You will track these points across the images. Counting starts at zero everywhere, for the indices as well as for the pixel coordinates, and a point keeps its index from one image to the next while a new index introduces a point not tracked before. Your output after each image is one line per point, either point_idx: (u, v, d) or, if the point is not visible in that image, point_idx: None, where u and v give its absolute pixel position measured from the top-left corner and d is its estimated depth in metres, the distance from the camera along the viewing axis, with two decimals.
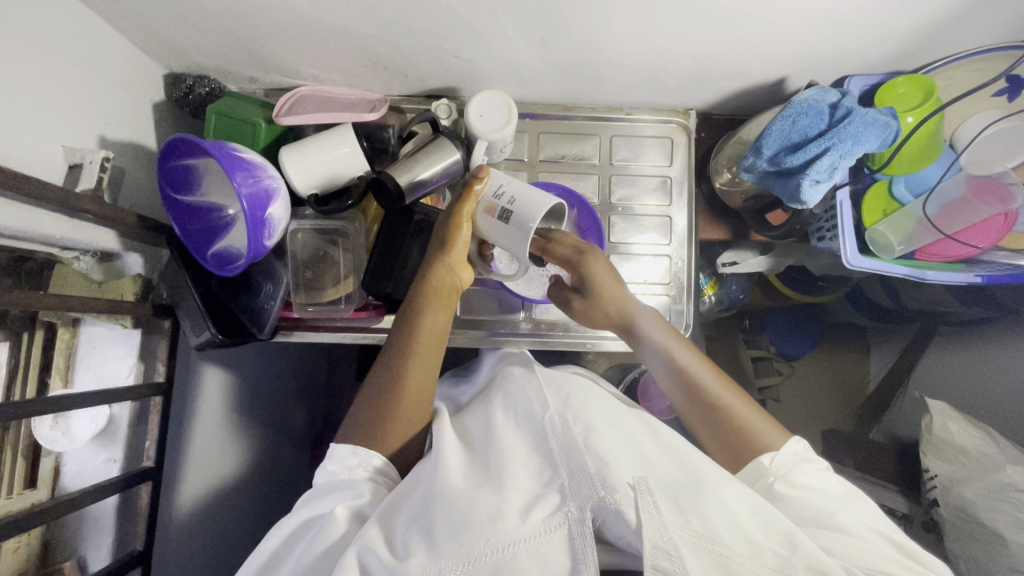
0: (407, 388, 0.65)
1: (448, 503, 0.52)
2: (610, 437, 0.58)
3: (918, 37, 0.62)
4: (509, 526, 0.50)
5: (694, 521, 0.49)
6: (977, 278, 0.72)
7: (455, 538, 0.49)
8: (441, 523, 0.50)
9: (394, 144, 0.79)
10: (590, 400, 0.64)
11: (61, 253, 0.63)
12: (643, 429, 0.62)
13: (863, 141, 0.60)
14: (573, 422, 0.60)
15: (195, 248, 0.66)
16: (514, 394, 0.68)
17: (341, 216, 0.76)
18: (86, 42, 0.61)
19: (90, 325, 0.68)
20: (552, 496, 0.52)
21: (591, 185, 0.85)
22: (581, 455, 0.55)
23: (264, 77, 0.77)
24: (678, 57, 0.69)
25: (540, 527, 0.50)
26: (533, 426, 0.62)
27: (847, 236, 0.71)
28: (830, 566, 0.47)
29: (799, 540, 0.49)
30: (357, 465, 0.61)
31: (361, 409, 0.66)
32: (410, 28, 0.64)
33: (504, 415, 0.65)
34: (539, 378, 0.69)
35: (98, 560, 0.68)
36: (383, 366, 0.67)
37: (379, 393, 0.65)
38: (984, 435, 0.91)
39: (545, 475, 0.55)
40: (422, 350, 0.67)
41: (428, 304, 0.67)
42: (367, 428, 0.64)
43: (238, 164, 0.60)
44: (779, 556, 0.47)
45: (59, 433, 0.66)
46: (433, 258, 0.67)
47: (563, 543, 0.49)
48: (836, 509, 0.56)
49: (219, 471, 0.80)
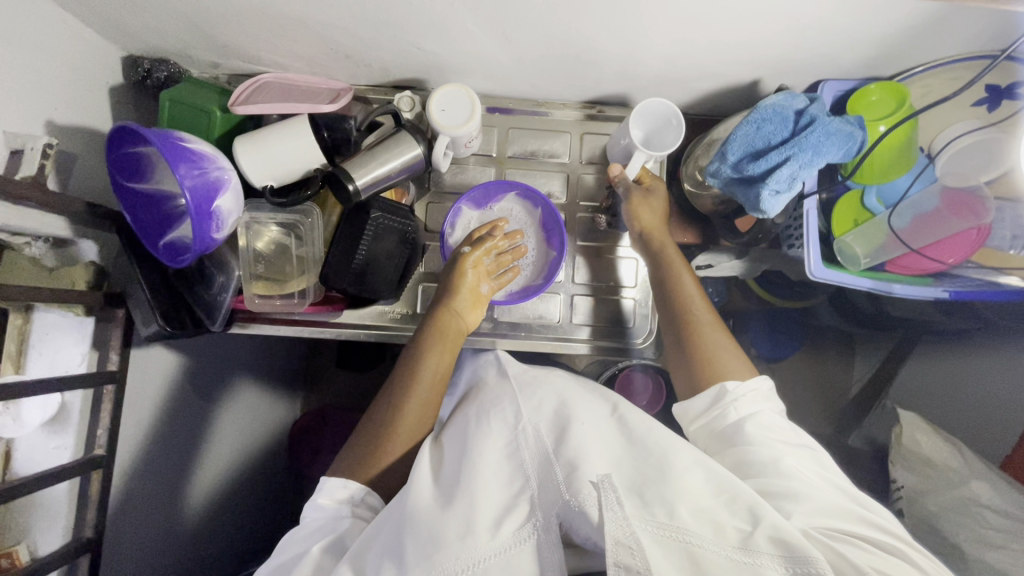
0: (405, 416, 0.65)
1: (416, 523, 0.51)
2: (580, 432, 0.57)
3: (892, 42, 0.60)
4: (478, 541, 0.49)
5: (660, 514, 0.48)
6: (945, 294, 0.69)
7: (425, 560, 0.48)
8: (410, 546, 0.49)
9: (356, 135, 0.75)
10: (570, 404, 0.62)
11: (12, 238, 0.61)
12: (613, 427, 0.60)
13: (825, 152, 0.57)
14: (546, 429, 0.59)
15: (145, 237, 0.66)
16: (488, 402, 0.63)
17: (298, 208, 0.72)
18: (34, 22, 0.60)
19: (43, 310, 0.66)
20: (522, 506, 0.52)
21: (561, 183, 0.83)
22: (552, 463, 0.54)
23: (226, 62, 0.75)
24: (647, 55, 0.67)
25: (510, 540, 0.50)
26: (505, 435, 0.58)
27: (810, 246, 0.68)
28: (791, 528, 0.47)
29: (761, 512, 0.48)
30: (348, 498, 0.60)
31: (369, 429, 0.66)
32: (367, 17, 0.62)
33: (479, 421, 0.61)
34: (512, 386, 0.66)
35: (48, 544, 0.68)
36: (389, 393, 0.68)
37: (383, 409, 0.66)
38: (953, 448, 0.91)
39: (516, 485, 0.54)
40: (423, 391, 0.67)
41: (436, 345, 0.69)
42: (354, 464, 0.64)
43: (181, 155, 0.58)
44: (743, 535, 0.47)
45: (9, 418, 0.63)
46: (441, 303, 0.72)
47: (531, 554, 0.49)
48: (786, 454, 0.59)
49: (151, 451, 0.82)
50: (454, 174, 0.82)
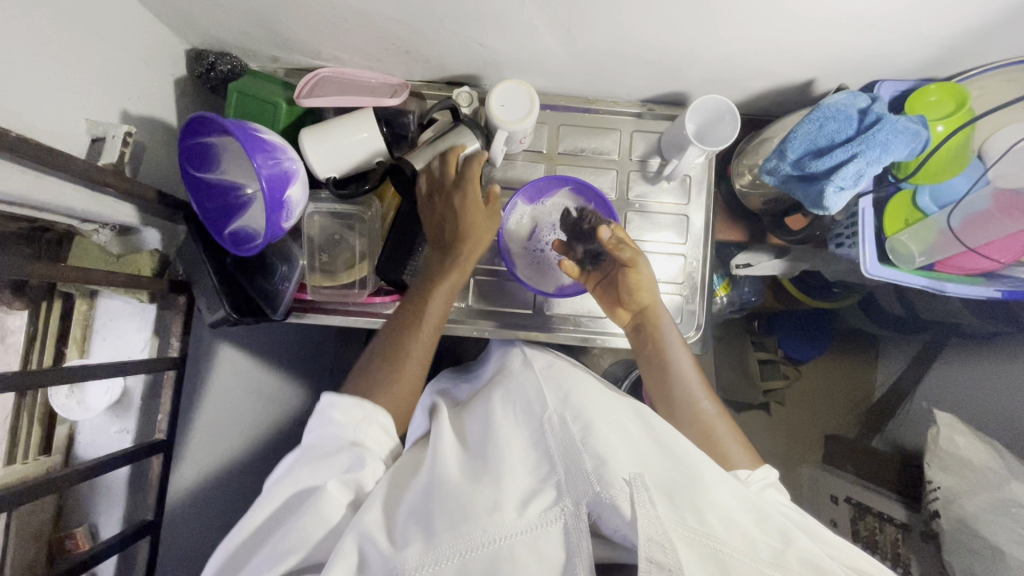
0: (412, 342, 0.68)
1: (444, 497, 0.51)
2: (607, 433, 0.55)
3: (953, 44, 0.61)
4: (505, 517, 0.49)
5: (689, 517, 0.47)
6: (997, 292, 0.72)
7: (453, 529, 0.48)
8: (438, 515, 0.50)
9: (413, 131, 0.78)
10: (588, 395, 0.61)
11: (80, 225, 0.63)
12: (638, 425, 0.59)
13: (891, 151, 0.58)
14: (571, 419, 0.57)
15: (212, 226, 0.67)
16: (515, 391, 0.65)
17: (358, 200, 0.75)
18: (112, 16, 0.61)
19: (107, 297, 0.69)
20: (548, 491, 0.51)
21: (610, 180, 0.84)
22: (579, 451, 0.53)
23: (286, 56, 0.76)
24: (706, 54, 0.68)
25: (538, 520, 0.49)
26: (531, 425, 0.59)
27: (866, 244, 0.71)
28: (824, 559, 0.46)
29: (793, 536, 0.48)
30: (361, 419, 0.60)
31: (378, 348, 0.68)
32: (433, 13, 0.63)
33: (503, 415, 0.62)
34: (538, 374, 0.66)
35: (109, 527, 0.70)
36: (397, 323, 0.69)
37: (384, 342, 0.68)
38: (991, 450, 0.90)
39: (542, 471, 0.54)
40: (430, 322, 0.69)
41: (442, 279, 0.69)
42: (366, 383, 0.65)
43: (257, 145, 0.59)
44: (776, 550, 0.46)
45: (74, 402, 0.67)
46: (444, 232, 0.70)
47: (559, 535, 0.48)
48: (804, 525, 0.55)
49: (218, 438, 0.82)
50: (504, 170, 0.83)
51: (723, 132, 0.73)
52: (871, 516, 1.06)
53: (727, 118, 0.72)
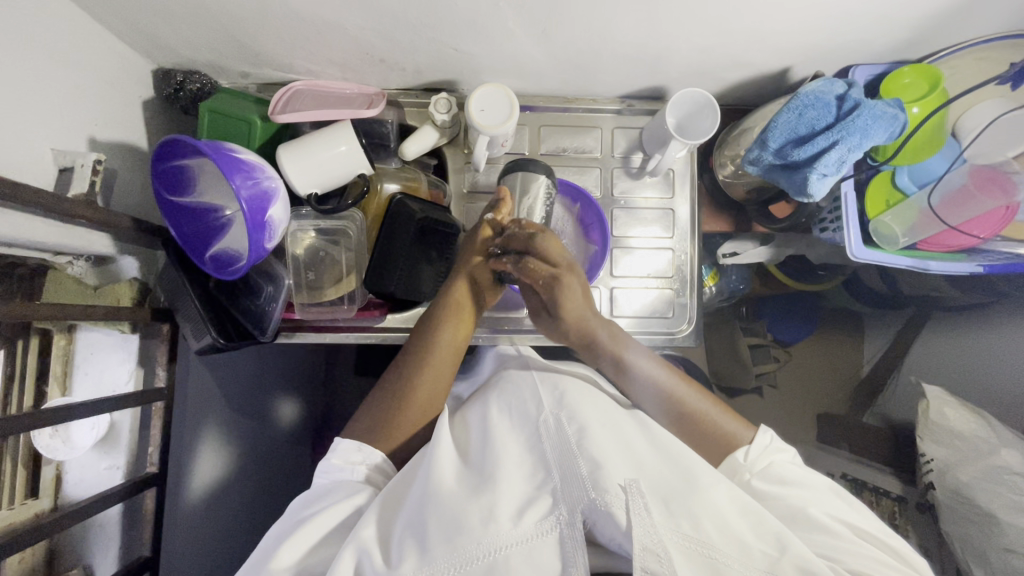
0: (419, 387, 0.67)
1: (439, 507, 0.50)
2: (601, 437, 0.55)
3: (924, 26, 0.62)
4: (501, 529, 0.47)
5: (686, 524, 0.47)
6: (979, 267, 0.73)
7: (448, 543, 0.47)
8: (434, 527, 0.48)
9: (393, 138, 0.78)
10: (584, 401, 0.61)
11: (54, 258, 0.60)
12: (635, 426, 0.59)
13: (871, 135, 0.58)
14: (566, 422, 0.57)
15: (190, 249, 0.65)
16: (512, 396, 0.63)
17: (341, 215, 0.73)
18: (74, 41, 0.59)
19: (87, 329, 0.66)
20: (543, 498, 0.50)
21: (594, 178, 0.84)
22: (574, 456, 0.52)
23: (257, 71, 0.74)
24: (682, 48, 0.68)
25: (532, 530, 0.47)
26: (526, 429, 0.58)
27: (849, 227, 0.72)
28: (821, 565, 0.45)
29: (788, 540, 0.47)
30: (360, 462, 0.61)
31: (380, 395, 0.67)
32: (407, 20, 0.62)
33: (500, 419, 0.61)
34: (534, 377, 0.66)
35: (105, 567, 0.68)
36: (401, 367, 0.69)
37: (393, 380, 0.68)
38: (979, 420, 0.92)
39: (537, 477, 0.52)
40: (434, 360, 0.68)
41: (450, 320, 0.70)
42: (375, 423, 0.65)
43: (235, 166, 0.58)
44: (769, 557, 0.46)
45: (59, 441, 0.64)
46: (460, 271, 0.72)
47: (555, 546, 0.47)
48: (809, 504, 0.57)
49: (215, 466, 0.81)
50: (488, 173, 0.82)
51: (700, 125, 0.74)
52: (868, 490, 1.08)
53: (705, 111, 0.72)
